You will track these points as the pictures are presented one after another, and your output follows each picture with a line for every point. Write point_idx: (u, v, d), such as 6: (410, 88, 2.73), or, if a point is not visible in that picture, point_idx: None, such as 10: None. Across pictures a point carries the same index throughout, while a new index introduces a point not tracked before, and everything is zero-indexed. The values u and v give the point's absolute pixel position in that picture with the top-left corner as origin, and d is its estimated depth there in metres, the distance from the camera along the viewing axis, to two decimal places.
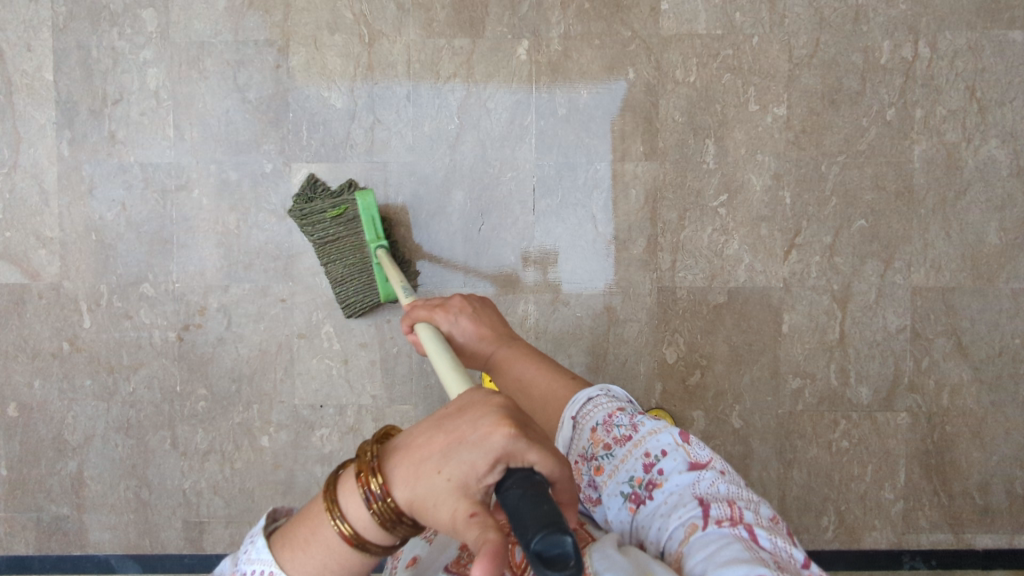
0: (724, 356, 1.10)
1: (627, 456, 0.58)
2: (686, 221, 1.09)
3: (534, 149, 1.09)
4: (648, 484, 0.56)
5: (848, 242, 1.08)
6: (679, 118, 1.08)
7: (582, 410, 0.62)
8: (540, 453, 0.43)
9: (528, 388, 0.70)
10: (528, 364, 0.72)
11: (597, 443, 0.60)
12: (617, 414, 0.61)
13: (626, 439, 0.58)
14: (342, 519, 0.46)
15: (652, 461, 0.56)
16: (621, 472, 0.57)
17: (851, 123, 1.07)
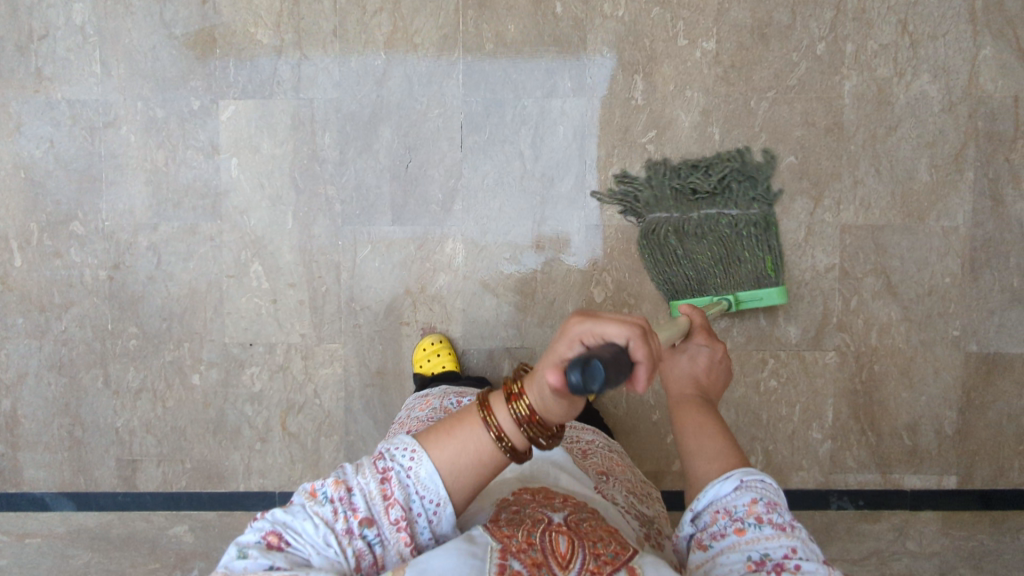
0: (651, 295, 1.10)
1: (775, 538, 0.46)
2: (614, 158, 1.08)
3: (461, 85, 1.08)
4: (776, 570, 0.45)
5: (777, 179, 1.07)
6: (607, 53, 1.07)
7: (758, 479, 0.50)
8: (608, 321, 0.45)
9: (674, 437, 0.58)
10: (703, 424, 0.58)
11: (752, 507, 0.48)
12: (781, 503, 0.49)
13: (782, 525, 0.46)
14: (493, 414, 0.48)
15: (794, 556, 0.45)
16: (757, 545, 0.46)
17: (781, 58, 1.06)
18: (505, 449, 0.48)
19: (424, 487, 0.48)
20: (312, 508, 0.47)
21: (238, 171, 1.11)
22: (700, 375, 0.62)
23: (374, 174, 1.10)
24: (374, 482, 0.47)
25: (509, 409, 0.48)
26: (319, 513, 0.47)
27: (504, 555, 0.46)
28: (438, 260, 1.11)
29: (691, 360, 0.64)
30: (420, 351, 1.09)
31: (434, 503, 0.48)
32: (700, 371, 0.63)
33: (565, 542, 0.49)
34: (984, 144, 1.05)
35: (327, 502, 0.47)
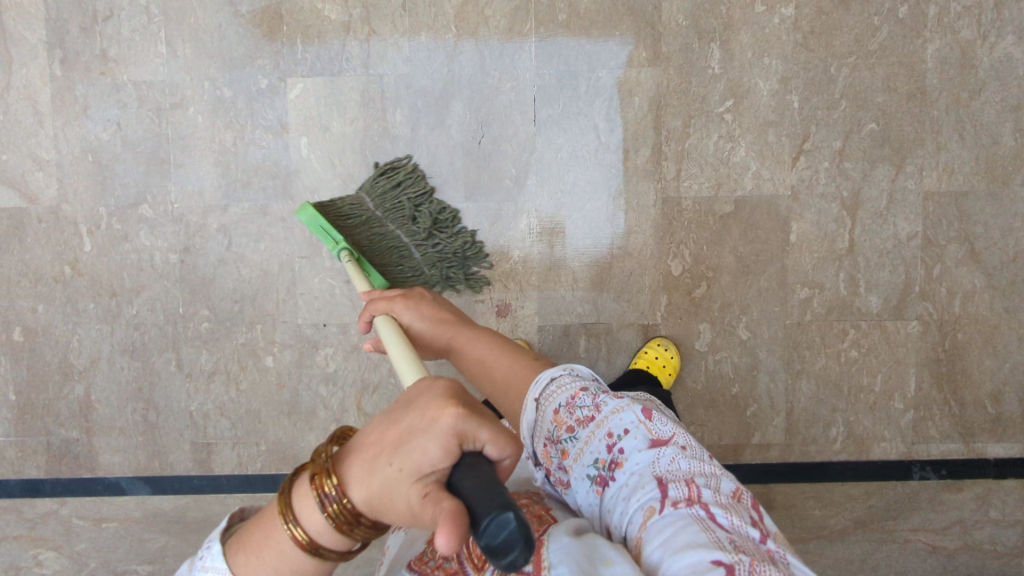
0: (731, 267, 1.08)
1: (590, 437, 0.55)
2: (691, 128, 1.07)
3: (534, 57, 1.07)
4: (611, 465, 0.53)
5: (858, 147, 1.05)
6: (683, 22, 1.05)
7: (552, 391, 0.59)
8: (492, 431, 0.40)
9: (490, 369, 0.70)
10: (487, 346, 0.73)
11: (560, 422, 0.57)
12: (579, 395, 0.57)
13: (590, 421, 0.56)
14: (299, 523, 0.43)
15: (615, 440, 0.54)
16: (584, 454, 0.55)
17: (862, 22, 1.04)
18: (316, 551, 0.43)
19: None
20: None
21: (309, 150, 1.10)
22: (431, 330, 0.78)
23: (447, 150, 1.09)
24: None
25: (317, 502, 0.42)
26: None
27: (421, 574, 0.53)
28: (512, 237, 1.10)
29: (412, 314, 0.79)
30: None
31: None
32: (423, 317, 0.79)
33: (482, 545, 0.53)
34: None
35: None
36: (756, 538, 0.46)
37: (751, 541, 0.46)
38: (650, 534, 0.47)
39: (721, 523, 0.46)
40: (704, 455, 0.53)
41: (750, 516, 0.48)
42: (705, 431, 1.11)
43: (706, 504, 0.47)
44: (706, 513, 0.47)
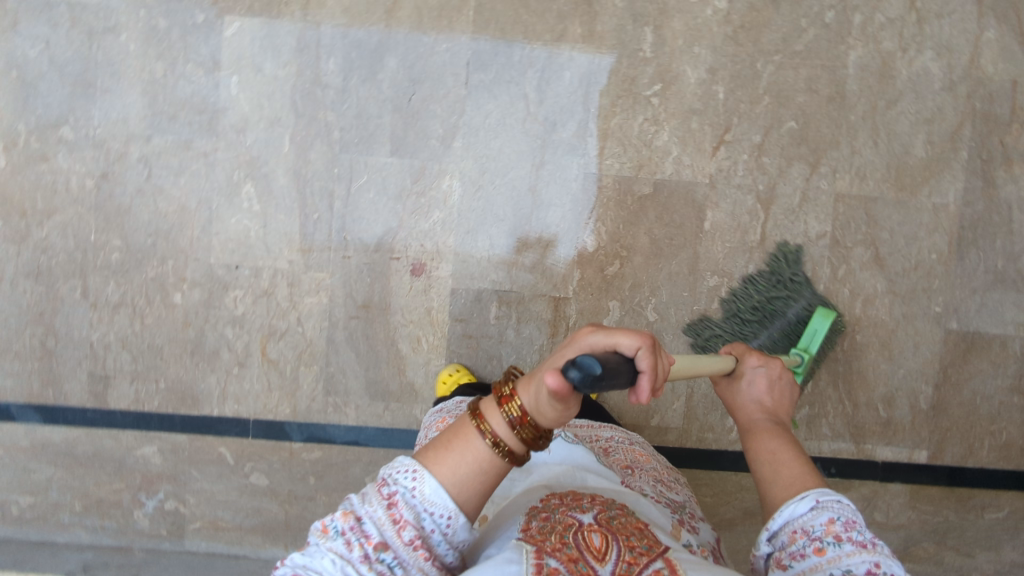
0: (645, 248, 1.10)
1: (856, 555, 0.50)
2: (617, 108, 1.08)
3: (471, 21, 1.08)
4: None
5: (776, 143, 1.08)
6: (620, 3, 1.07)
7: (831, 501, 0.54)
8: (622, 335, 0.51)
9: (775, 463, 0.60)
10: (780, 441, 0.62)
11: (831, 527, 0.52)
12: (859, 523, 0.53)
13: (862, 546, 0.51)
14: (486, 423, 0.52)
15: (877, 571, 0.49)
16: (841, 560, 0.50)
17: (790, 23, 1.07)
18: (501, 452, 0.52)
19: (431, 503, 0.51)
20: (327, 545, 0.50)
21: (239, 90, 1.10)
22: (759, 398, 0.69)
23: (377, 104, 1.09)
24: (381, 508, 0.51)
25: (502, 414, 0.52)
26: (335, 547, 0.49)
27: (539, 555, 0.49)
28: (434, 197, 1.11)
29: (756, 379, 0.71)
30: (443, 386, 1.08)
31: (444, 517, 0.51)
32: (763, 388, 0.70)
33: (599, 537, 0.51)
34: (980, 124, 1.07)
35: (339, 535, 0.50)
36: None
37: None
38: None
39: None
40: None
41: None
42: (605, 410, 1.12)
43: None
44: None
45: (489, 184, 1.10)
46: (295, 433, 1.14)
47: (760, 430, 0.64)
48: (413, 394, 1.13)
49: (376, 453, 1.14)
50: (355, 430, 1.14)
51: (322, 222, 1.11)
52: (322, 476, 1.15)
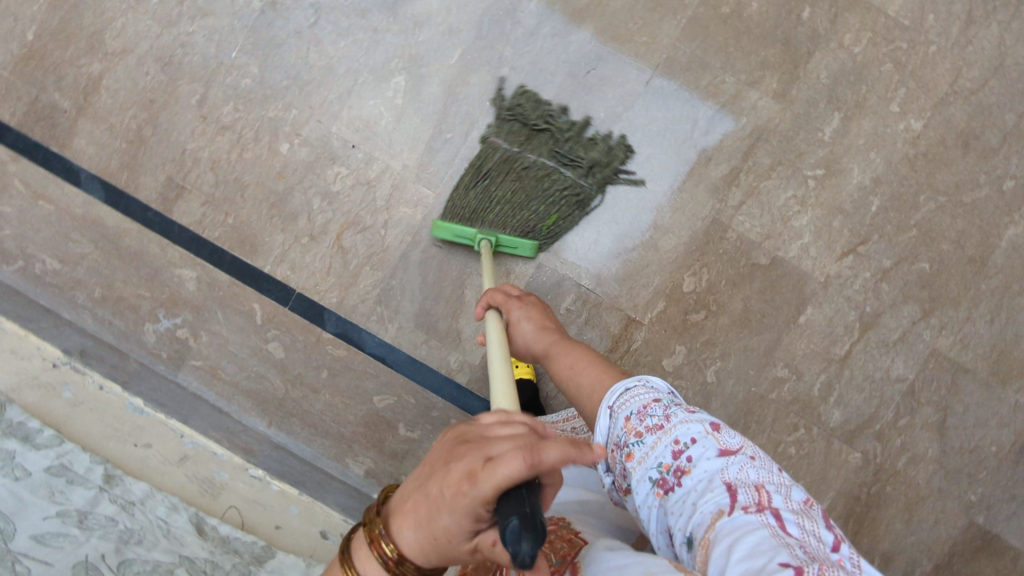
0: (734, 312, 1.08)
1: (658, 443, 0.59)
2: (774, 173, 1.07)
3: (679, 29, 1.06)
4: (676, 474, 0.58)
5: (903, 276, 1.06)
6: (823, 79, 1.06)
7: (624, 400, 0.64)
8: (488, 476, 0.44)
9: (576, 375, 0.76)
10: (581, 356, 0.79)
11: (631, 427, 0.61)
12: (652, 405, 0.62)
13: (658, 428, 0.60)
14: (358, 573, 0.51)
15: (681, 448, 0.58)
16: (649, 460, 0.59)
17: (970, 173, 1.05)
18: None
19: None
20: None
21: None
22: (535, 338, 0.85)
23: (555, 61, 1.08)
24: None
25: (376, 559, 0.51)
26: None
27: None
28: None
29: (525, 323, 0.86)
30: None
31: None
32: (530, 331, 0.86)
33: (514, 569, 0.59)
34: None
35: None
36: (828, 545, 0.49)
37: (822, 546, 0.49)
38: (716, 534, 0.50)
39: (791, 530, 0.49)
40: (773, 467, 0.57)
41: (819, 522, 0.51)
42: None
43: (776, 512, 0.51)
44: (804, 550, 0.47)
45: (622, 183, 1.08)
46: (330, 323, 1.12)
47: (563, 351, 0.81)
48: (456, 341, 1.11)
49: (394, 378, 1.12)
50: (387, 347, 1.12)
51: (453, 144, 1.09)
52: (334, 375, 1.12)
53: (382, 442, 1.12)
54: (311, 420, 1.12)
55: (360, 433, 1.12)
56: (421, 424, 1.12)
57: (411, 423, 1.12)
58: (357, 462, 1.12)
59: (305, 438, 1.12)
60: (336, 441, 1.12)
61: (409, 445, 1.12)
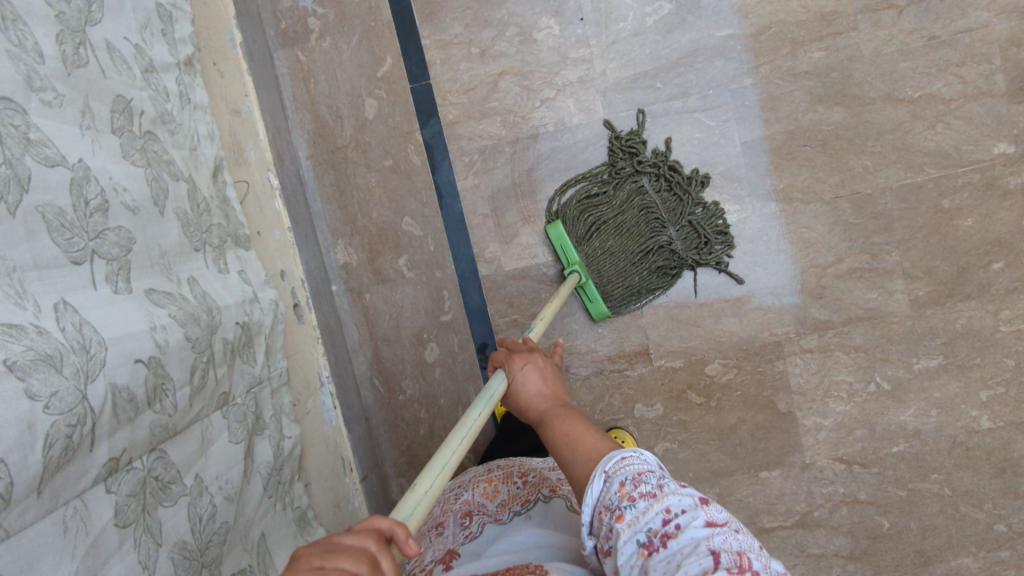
0: (722, 421, 1.07)
1: (649, 508, 0.48)
2: (855, 354, 1.05)
3: (900, 184, 1.03)
4: (661, 538, 0.47)
5: (862, 515, 1.06)
6: (957, 324, 1.04)
7: (618, 464, 0.52)
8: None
9: (573, 445, 0.59)
10: (580, 423, 0.61)
11: (623, 490, 0.50)
12: (648, 473, 0.51)
13: (652, 496, 0.49)
14: None
15: (671, 515, 0.47)
16: (638, 524, 0.48)
17: (982, 493, 1.05)
18: None
19: None
20: None
21: None
22: (536, 396, 0.67)
23: (790, 113, 1.03)
24: None
25: None
26: None
27: None
28: (711, 197, 1.05)
29: (528, 379, 0.68)
30: None
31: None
32: (541, 388, 0.68)
33: None
34: None
35: None
36: None
37: None
38: None
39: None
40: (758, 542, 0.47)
41: None
42: None
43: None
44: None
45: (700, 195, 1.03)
46: (428, 129, 1.06)
47: (557, 416, 0.63)
48: (507, 237, 1.07)
49: (434, 218, 1.07)
50: (453, 191, 1.07)
51: (653, 93, 1.04)
52: (393, 170, 1.07)
53: (378, 254, 1.08)
54: (343, 184, 1.08)
55: (369, 231, 1.08)
56: (420, 271, 1.08)
57: (414, 263, 1.08)
58: (344, 250, 1.08)
59: (325, 193, 1.08)
60: (346, 218, 1.08)
61: (395, 276, 1.08)
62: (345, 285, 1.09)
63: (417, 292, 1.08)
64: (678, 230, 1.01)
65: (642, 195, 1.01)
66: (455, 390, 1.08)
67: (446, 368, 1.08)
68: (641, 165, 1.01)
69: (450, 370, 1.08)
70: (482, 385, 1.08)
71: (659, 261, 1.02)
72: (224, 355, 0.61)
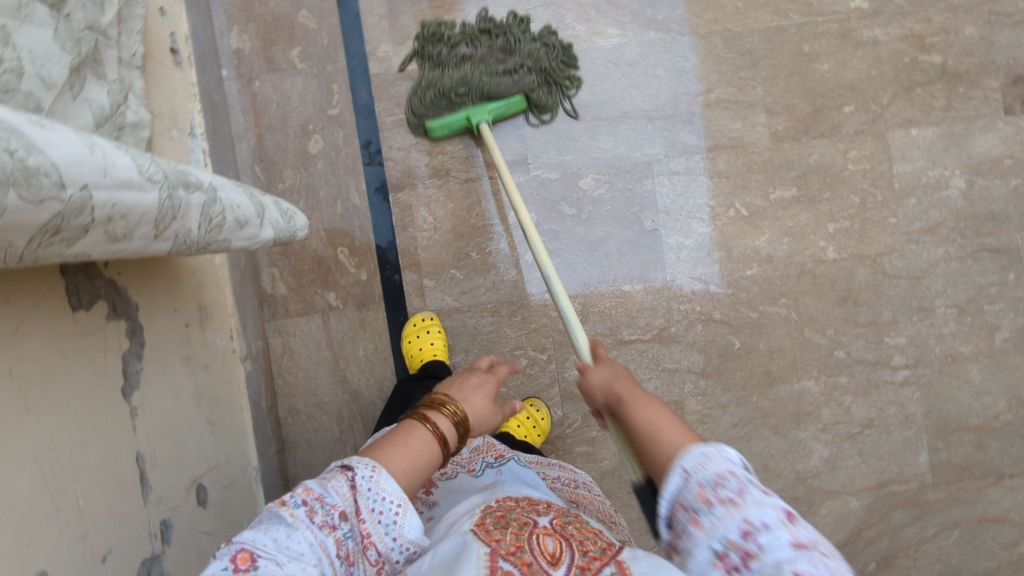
0: (592, 234, 1.11)
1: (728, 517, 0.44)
2: (717, 179, 1.12)
3: (768, 26, 1.12)
4: (743, 555, 0.43)
5: (717, 333, 1.12)
6: (811, 160, 1.12)
7: (697, 461, 0.47)
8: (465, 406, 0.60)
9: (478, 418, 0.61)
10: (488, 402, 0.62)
11: (702, 491, 0.45)
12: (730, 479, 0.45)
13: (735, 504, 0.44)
14: (434, 421, 0.56)
15: (752, 529, 0.43)
16: (715, 532, 0.44)
17: (826, 320, 1.13)
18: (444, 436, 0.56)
19: (383, 488, 0.50)
20: (281, 513, 0.48)
21: None
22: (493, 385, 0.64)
23: None
24: (341, 489, 0.50)
25: (446, 416, 0.56)
26: (288, 515, 0.48)
27: (494, 559, 0.53)
28: (597, 20, 1.11)
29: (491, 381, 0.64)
30: (410, 326, 1.07)
31: (393, 503, 0.50)
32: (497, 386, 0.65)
33: (552, 543, 0.56)
34: None
35: (295, 504, 0.49)
36: None
37: None
38: None
39: None
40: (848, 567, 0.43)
41: None
42: (428, 235, 1.10)
43: None
44: None
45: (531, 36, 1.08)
46: None
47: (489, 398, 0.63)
48: (400, 39, 1.10)
49: (331, 15, 1.10)
50: None
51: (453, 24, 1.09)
52: None
53: (271, 43, 1.10)
54: None
55: (265, 20, 1.10)
56: (312, 64, 1.10)
57: (306, 55, 1.10)
58: (238, 36, 1.10)
59: None
60: (242, 6, 1.09)
61: (286, 67, 1.10)
62: (235, 70, 1.10)
63: (306, 83, 1.10)
64: (518, 53, 1.07)
65: (469, 58, 1.07)
66: (336, 183, 1.10)
67: (328, 161, 1.10)
68: (450, 43, 1.07)
69: (333, 163, 1.10)
70: (363, 181, 1.10)
71: (533, 82, 1.07)
72: None
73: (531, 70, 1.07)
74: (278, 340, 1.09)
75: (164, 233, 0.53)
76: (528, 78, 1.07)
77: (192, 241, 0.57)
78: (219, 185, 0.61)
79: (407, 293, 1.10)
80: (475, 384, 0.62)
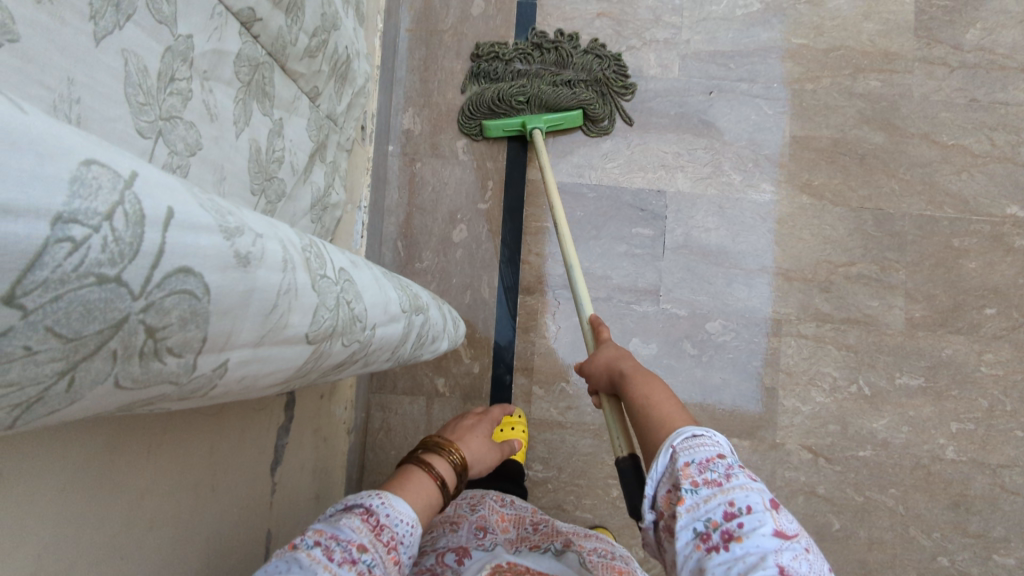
0: (709, 379, 1.10)
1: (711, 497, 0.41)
2: (845, 352, 1.10)
3: (920, 214, 1.13)
4: (724, 536, 0.39)
5: (817, 508, 1.08)
6: (944, 354, 1.10)
7: (693, 442, 0.44)
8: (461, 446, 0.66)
9: (477, 457, 0.66)
10: (483, 442, 0.68)
11: (687, 470, 0.42)
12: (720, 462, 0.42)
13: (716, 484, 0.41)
14: (432, 464, 0.59)
15: (735, 509, 0.40)
16: (698, 510, 0.41)
17: (933, 521, 1.08)
18: (446, 476, 0.59)
19: (400, 514, 0.51)
20: (296, 556, 0.44)
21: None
22: (482, 427, 0.72)
23: (840, 125, 1.14)
24: (359, 523, 0.48)
25: (445, 458, 0.60)
26: (307, 556, 0.44)
27: None
28: (753, 173, 1.14)
29: (481, 425, 0.72)
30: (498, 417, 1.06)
31: (410, 526, 0.50)
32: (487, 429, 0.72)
33: None
34: None
35: (312, 544, 0.45)
36: None
37: None
38: None
39: None
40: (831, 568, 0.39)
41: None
42: (547, 343, 1.11)
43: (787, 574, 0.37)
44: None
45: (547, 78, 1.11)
46: (521, 40, 1.17)
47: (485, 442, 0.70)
48: (561, 153, 1.15)
49: None
50: None
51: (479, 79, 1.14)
52: None
53: (441, 131, 1.15)
54: (430, 62, 1.16)
55: (439, 109, 1.15)
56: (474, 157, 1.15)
57: (470, 149, 1.15)
58: (412, 118, 1.15)
59: (412, 64, 1.16)
60: (422, 92, 1.16)
61: (449, 155, 1.15)
62: (401, 148, 1.15)
63: (464, 174, 1.14)
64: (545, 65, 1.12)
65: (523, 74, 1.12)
66: (470, 274, 1.12)
67: (468, 251, 1.13)
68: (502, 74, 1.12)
69: (471, 255, 1.13)
70: (496, 278, 1.12)
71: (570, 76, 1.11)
72: (330, 58, 0.67)
73: (565, 61, 1.12)
74: (378, 414, 1.10)
75: (392, 355, 0.54)
76: (561, 58, 1.12)
77: (403, 358, 0.58)
78: (427, 304, 0.62)
79: (514, 395, 1.10)
80: (465, 429, 0.70)
